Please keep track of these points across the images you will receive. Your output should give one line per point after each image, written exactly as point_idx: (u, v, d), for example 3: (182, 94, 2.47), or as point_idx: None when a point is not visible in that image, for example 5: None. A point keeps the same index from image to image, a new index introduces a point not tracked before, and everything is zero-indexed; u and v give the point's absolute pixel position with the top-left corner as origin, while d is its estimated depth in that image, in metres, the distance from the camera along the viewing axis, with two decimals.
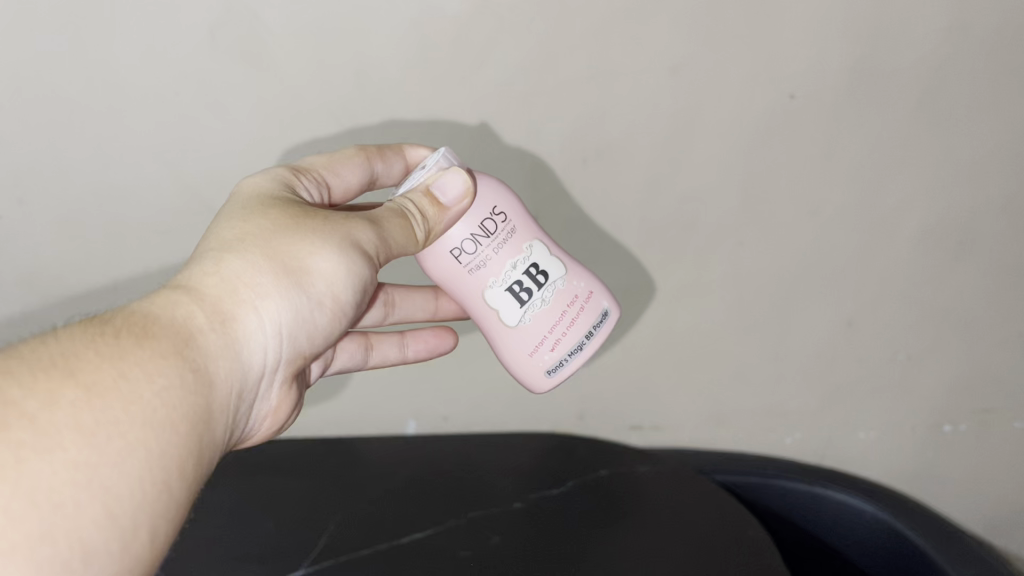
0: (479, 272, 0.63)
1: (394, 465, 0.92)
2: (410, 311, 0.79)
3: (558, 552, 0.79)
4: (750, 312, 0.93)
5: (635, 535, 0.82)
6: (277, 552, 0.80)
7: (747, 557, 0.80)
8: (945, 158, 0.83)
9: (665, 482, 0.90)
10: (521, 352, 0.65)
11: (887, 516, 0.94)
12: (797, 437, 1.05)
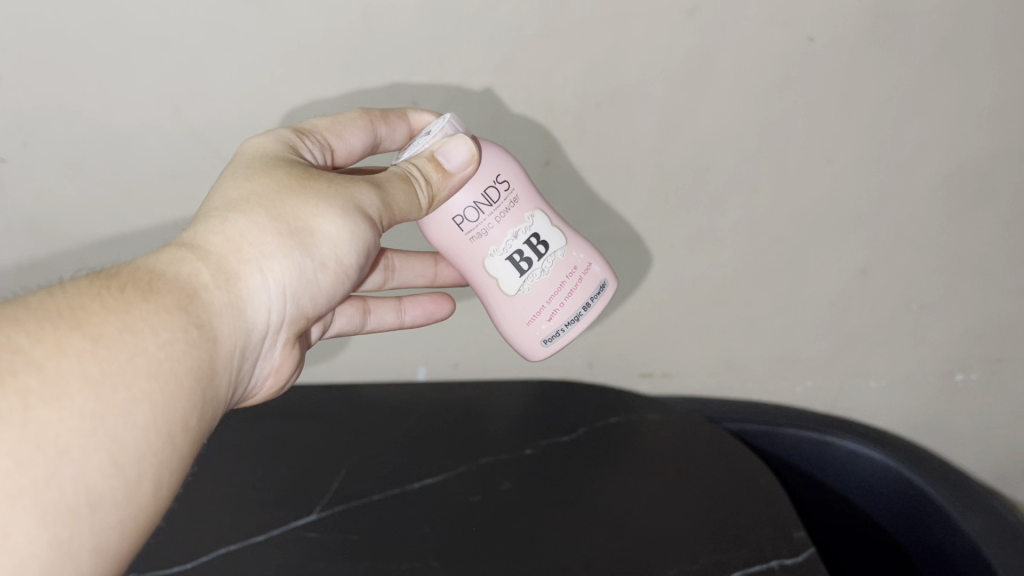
0: (480, 241, 0.62)
1: (403, 411, 0.93)
2: (410, 279, 0.79)
3: (569, 496, 0.80)
4: (762, 259, 0.93)
5: (646, 483, 0.82)
6: (289, 496, 0.81)
7: (757, 505, 0.79)
8: (967, 102, 0.81)
9: (676, 429, 0.90)
10: (519, 321, 0.65)
11: (898, 465, 0.95)
12: (808, 384, 1.06)
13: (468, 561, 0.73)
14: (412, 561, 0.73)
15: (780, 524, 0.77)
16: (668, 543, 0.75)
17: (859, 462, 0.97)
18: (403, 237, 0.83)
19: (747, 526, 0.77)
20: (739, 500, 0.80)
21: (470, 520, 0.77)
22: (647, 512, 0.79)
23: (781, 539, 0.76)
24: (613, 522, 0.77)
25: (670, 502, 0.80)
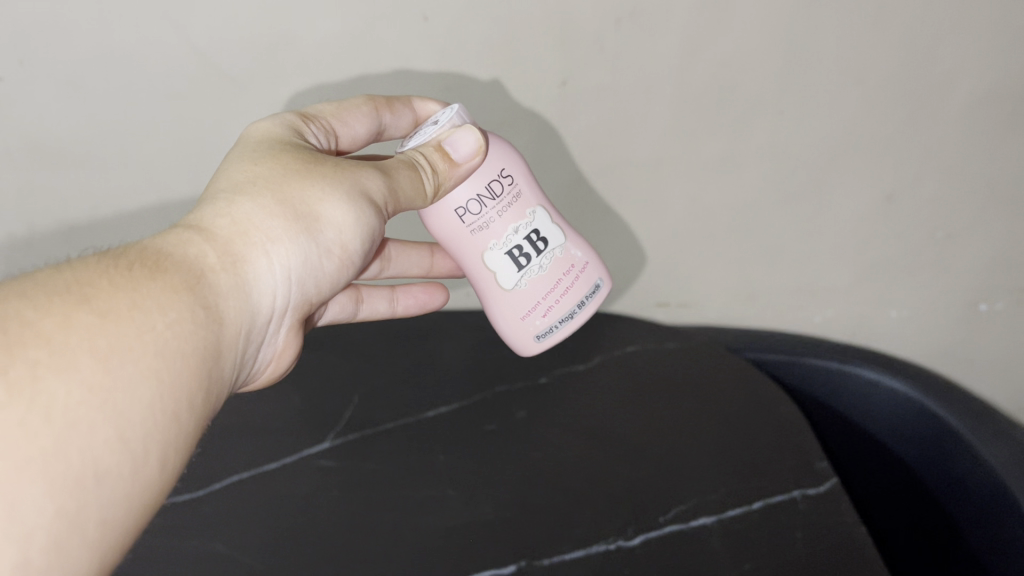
0: (480, 236, 0.62)
1: (416, 343, 0.93)
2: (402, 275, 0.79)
3: (585, 427, 0.80)
4: (784, 185, 0.90)
5: (662, 413, 0.82)
6: (303, 425, 0.81)
7: (777, 436, 0.78)
8: (1005, 20, 0.77)
9: (690, 362, 0.89)
10: (514, 314, 0.65)
11: (919, 395, 0.95)
12: (828, 314, 1.05)
13: (486, 488, 0.72)
14: (429, 488, 0.72)
15: (801, 455, 0.76)
16: (687, 473, 0.74)
17: (882, 392, 0.98)
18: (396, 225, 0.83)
19: (768, 456, 0.76)
20: (754, 430, 0.79)
21: (486, 449, 0.77)
22: (664, 443, 0.78)
23: (804, 470, 0.74)
24: (628, 453, 0.76)
25: (687, 433, 0.79)
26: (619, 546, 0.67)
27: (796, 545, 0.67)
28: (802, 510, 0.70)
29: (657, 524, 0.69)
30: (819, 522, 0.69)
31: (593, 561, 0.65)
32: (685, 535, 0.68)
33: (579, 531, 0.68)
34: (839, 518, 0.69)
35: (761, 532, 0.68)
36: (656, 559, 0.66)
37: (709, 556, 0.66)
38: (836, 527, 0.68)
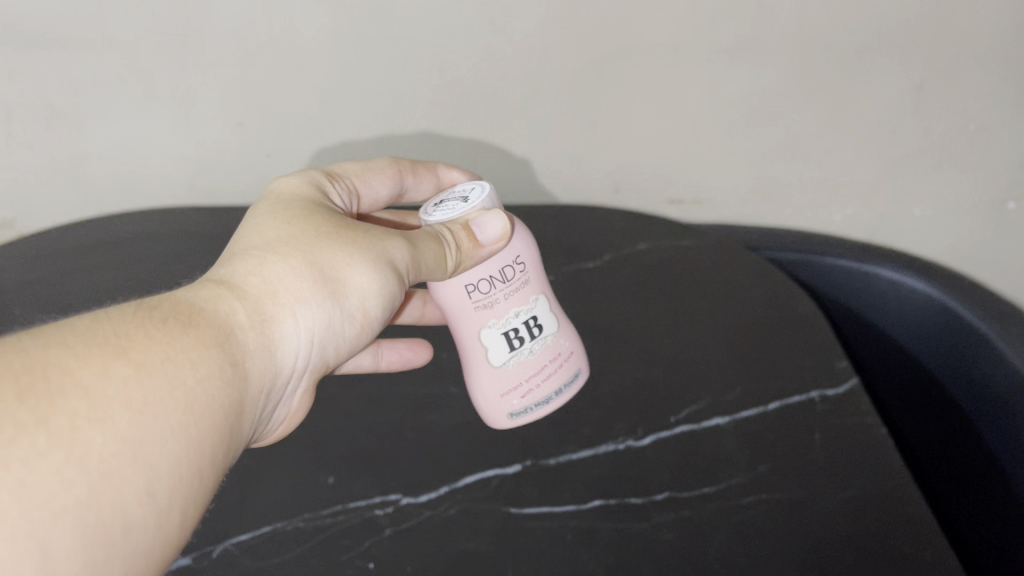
0: (481, 312, 0.66)
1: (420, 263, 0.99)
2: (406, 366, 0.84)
3: (607, 329, 0.89)
4: (809, 77, 0.95)
5: (677, 315, 0.89)
6: None
7: (793, 330, 0.84)
8: None
9: (706, 255, 0.96)
10: (495, 391, 0.68)
11: (944, 297, 0.95)
12: (848, 214, 1.12)
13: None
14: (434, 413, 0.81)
15: (824, 353, 0.81)
16: (704, 373, 0.82)
17: (899, 296, 0.99)
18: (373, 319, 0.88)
19: (783, 354, 0.82)
20: (775, 326, 0.85)
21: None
22: (681, 356, 0.84)
23: (822, 368, 0.79)
24: (649, 356, 0.85)
25: (710, 347, 0.85)
26: (628, 448, 0.75)
27: (814, 445, 0.72)
28: (821, 411, 0.75)
29: (668, 427, 0.77)
30: (840, 425, 0.73)
31: (605, 458, 0.74)
32: (700, 435, 0.75)
33: (588, 431, 0.77)
34: (856, 417, 0.74)
35: (775, 434, 0.74)
36: (661, 464, 0.73)
37: (725, 459, 0.73)
38: (854, 426, 0.73)
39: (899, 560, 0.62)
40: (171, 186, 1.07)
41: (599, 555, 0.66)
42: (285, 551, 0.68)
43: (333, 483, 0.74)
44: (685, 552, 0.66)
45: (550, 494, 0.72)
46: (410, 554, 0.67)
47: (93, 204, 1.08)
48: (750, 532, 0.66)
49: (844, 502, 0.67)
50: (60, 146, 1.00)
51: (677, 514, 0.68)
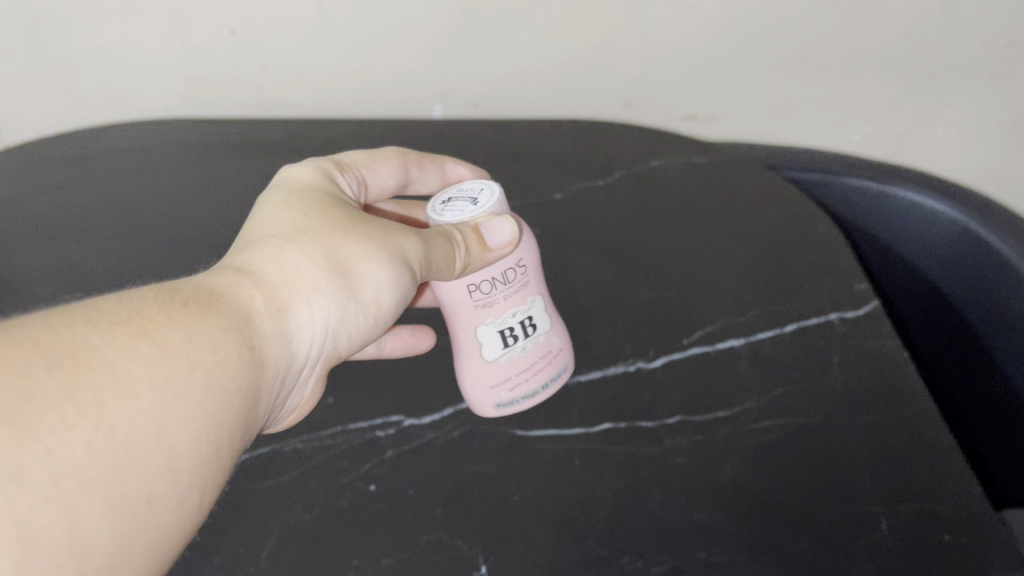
0: (477, 307, 0.63)
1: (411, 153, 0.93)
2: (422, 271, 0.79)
3: (609, 244, 0.82)
4: None
5: (697, 231, 0.83)
6: None
7: (809, 247, 0.79)
8: None
9: (721, 167, 0.90)
10: (480, 386, 0.65)
11: (964, 217, 0.85)
12: (867, 134, 1.09)
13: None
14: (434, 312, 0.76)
15: (837, 273, 0.76)
16: (719, 293, 0.75)
17: (915, 211, 0.89)
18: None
19: (801, 278, 0.76)
20: (797, 243, 0.80)
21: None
22: (697, 276, 0.78)
23: (840, 292, 0.74)
24: (654, 270, 0.78)
25: (721, 263, 0.79)
26: (639, 369, 0.69)
27: (835, 368, 0.67)
28: (840, 332, 0.70)
29: (678, 348, 0.70)
30: (862, 347, 0.69)
31: (613, 380, 0.68)
32: (712, 356, 0.69)
33: (595, 352, 0.71)
34: (879, 341, 0.69)
35: (793, 355, 0.69)
36: (675, 386, 0.67)
37: (739, 382, 0.67)
38: (879, 350, 0.68)
39: (922, 486, 0.59)
40: (162, 101, 1.00)
41: (607, 475, 0.61)
42: (286, 473, 0.62)
43: (331, 404, 0.67)
44: (700, 474, 0.61)
45: (566, 416, 0.66)
46: (417, 474, 0.61)
47: (79, 110, 1.01)
48: (763, 460, 0.61)
49: (865, 428, 0.63)
50: (27, 49, 0.93)
51: (688, 439, 0.63)
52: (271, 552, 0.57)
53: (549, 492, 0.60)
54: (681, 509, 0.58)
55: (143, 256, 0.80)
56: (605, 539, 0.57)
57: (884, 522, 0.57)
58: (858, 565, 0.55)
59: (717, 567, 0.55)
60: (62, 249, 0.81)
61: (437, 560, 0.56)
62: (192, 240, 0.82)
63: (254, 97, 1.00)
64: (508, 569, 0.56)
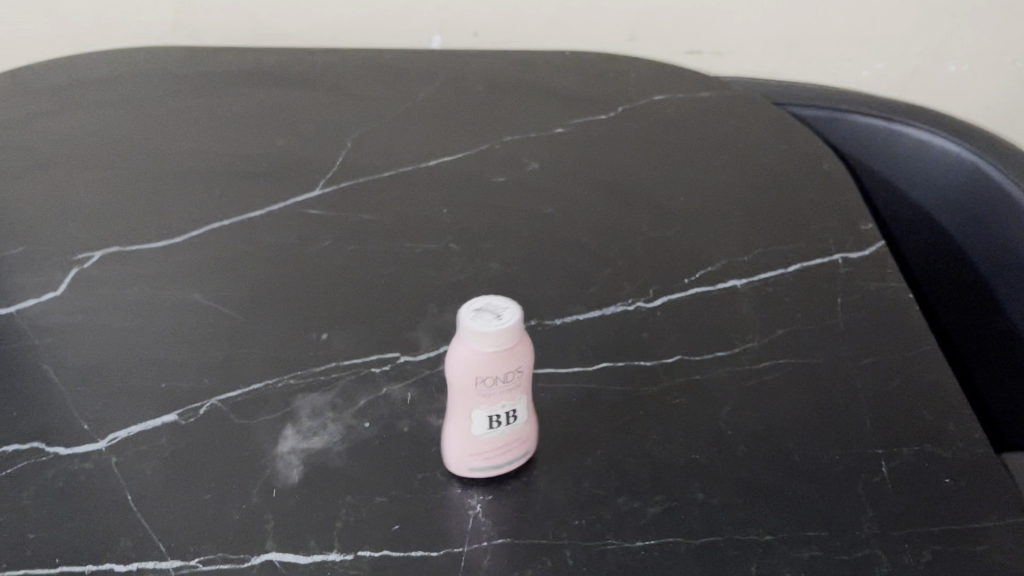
0: (479, 397, 0.52)
1: (413, 83, 0.90)
2: (419, 204, 0.77)
3: (609, 180, 0.80)
4: None
5: (701, 170, 0.81)
6: (283, 170, 0.80)
7: (816, 188, 0.79)
8: None
9: (722, 107, 0.88)
10: (454, 450, 0.55)
11: (973, 158, 0.84)
12: (877, 70, 1.06)
13: (500, 248, 0.73)
14: (429, 244, 0.73)
15: (844, 214, 0.75)
16: (722, 233, 0.74)
17: (922, 151, 0.88)
18: (368, 146, 0.83)
19: (806, 216, 0.75)
20: (802, 184, 0.79)
21: (510, 206, 0.77)
22: (700, 214, 0.76)
23: (847, 232, 0.74)
24: (655, 207, 0.77)
25: (726, 200, 0.77)
26: (637, 309, 0.67)
27: (836, 309, 0.66)
28: (842, 274, 0.70)
29: (678, 287, 0.69)
30: (863, 289, 0.68)
31: (612, 319, 0.66)
32: (712, 296, 0.68)
33: (595, 291, 0.69)
34: (880, 284, 0.69)
35: (795, 295, 0.68)
36: (676, 325, 0.66)
37: (739, 322, 0.66)
38: (880, 293, 0.68)
39: (922, 431, 0.58)
40: (153, 25, 0.97)
41: (603, 415, 0.60)
42: (279, 409, 0.60)
43: (325, 340, 0.65)
44: (698, 414, 0.60)
45: (564, 355, 0.64)
46: (413, 412, 0.60)
47: (70, 39, 0.98)
48: (761, 401, 0.60)
49: (866, 374, 0.62)
50: None
51: (686, 379, 0.62)
52: (263, 488, 0.56)
53: (545, 431, 0.59)
54: (679, 450, 0.58)
55: (136, 185, 0.78)
56: (601, 479, 0.56)
57: (884, 466, 0.56)
58: (858, 507, 0.54)
59: (714, 507, 0.55)
60: (54, 176, 0.79)
61: (431, 498, 0.55)
62: (187, 170, 0.80)
63: (249, 26, 0.98)
64: (503, 512, 0.55)
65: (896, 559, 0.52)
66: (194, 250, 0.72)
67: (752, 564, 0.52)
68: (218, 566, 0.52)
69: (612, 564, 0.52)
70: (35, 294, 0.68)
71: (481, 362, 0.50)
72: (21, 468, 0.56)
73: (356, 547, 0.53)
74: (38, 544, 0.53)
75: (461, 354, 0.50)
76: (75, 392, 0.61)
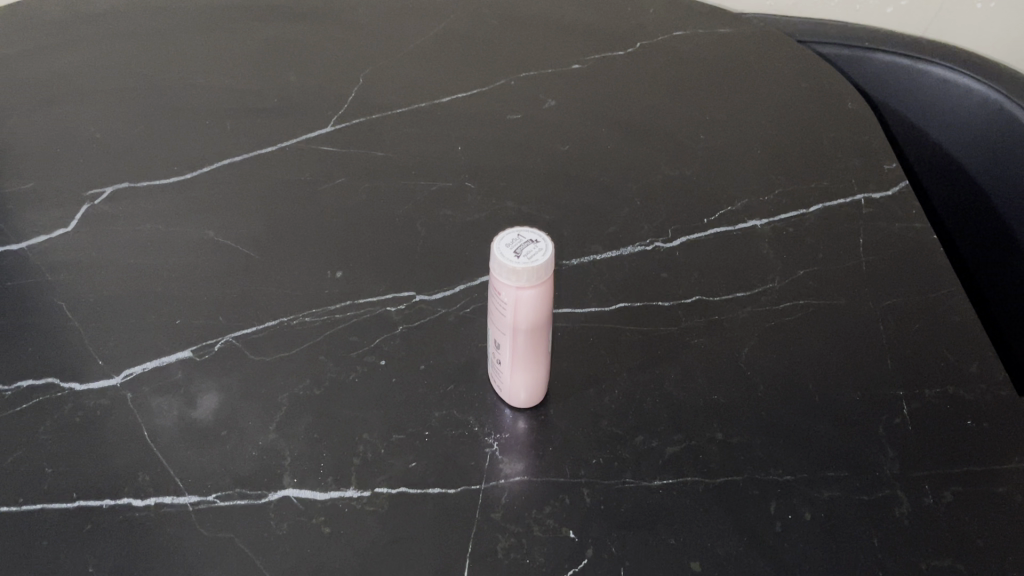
0: (542, 324, 0.51)
1: (427, 19, 0.89)
2: (434, 141, 0.76)
3: (628, 118, 0.78)
4: None
5: (722, 108, 0.79)
6: (295, 105, 0.79)
7: (839, 127, 0.77)
8: None
9: (742, 44, 0.87)
10: (520, 384, 0.55)
11: (999, 97, 0.82)
12: (900, 7, 1.04)
13: (516, 186, 0.72)
14: (445, 181, 0.72)
15: (867, 153, 0.74)
16: (743, 173, 0.73)
17: (947, 89, 0.86)
18: (382, 82, 0.81)
19: (829, 155, 0.74)
20: (826, 124, 0.77)
21: (528, 143, 0.76)
22: (720, 153, 0.75)
23: (871, 172, 0.72)
24: (675, 146, 0.75)
25: (746, 139, 0.76)
26: (657, 249, 0.66)
27: (859, 250, 0.66)
28: (865, 215, 0.68)
29: (698, 227, 0.68)
30: (886, 230, 0.67)
31: (631, 259, 0.65)
32: (732, 236, 0.67)
33: (613, 231, 0.68)
34: (904, 225, 0.68)
35: (816, 235, 0.67)
36: (696, 265, 0.65)
37: (760, 262, 0.65)
38: (903, 234, 0.67)
39: (944, 372, 0.58)
40: None
41: (621, 354, 0.59)
42: (295, 345, 0.60)
43: (340, 277, 0.64)
44: (718, 353, 0.59)
45: (581, 295, 0.63)
46: (429, 350, 0.60)
47: None
48: (781, 342, 0.60)
49: (888, 315, 0.61)
50: None
51: (705, 320, 0.61)
52: (279, 423, 0.55)
53: (563, 370, 0.58)
54: (698, 390, 0.57)
55: (145, 119, 0.77)
56: (619, 418, 0.56)
57: (906, 407, 0.56)
58: (879, 448, 0.54)
59: (733, 447, 0.54)
60: (62, 110, 0.78)
61: (448, 436, 0.55)
62: (198, 105, 0.79)
63: None
64: (520, 450, 0.54)
65: (915, 500, 0.52)
66: (206, 186, 0.71)
67: (771, 504, 0.52)
68: (235, 501, 0.52)
69: (630, 503, 0.52)
70: (46, 228, 0.67)
71: (539, 300, 0.49)
72: (37, 402, 0.56)
73: (374, 484, 0.53)
74: (56, 478, 0.53)
75: (531, 293, 0.49)
76: (89, 327, 0.61)
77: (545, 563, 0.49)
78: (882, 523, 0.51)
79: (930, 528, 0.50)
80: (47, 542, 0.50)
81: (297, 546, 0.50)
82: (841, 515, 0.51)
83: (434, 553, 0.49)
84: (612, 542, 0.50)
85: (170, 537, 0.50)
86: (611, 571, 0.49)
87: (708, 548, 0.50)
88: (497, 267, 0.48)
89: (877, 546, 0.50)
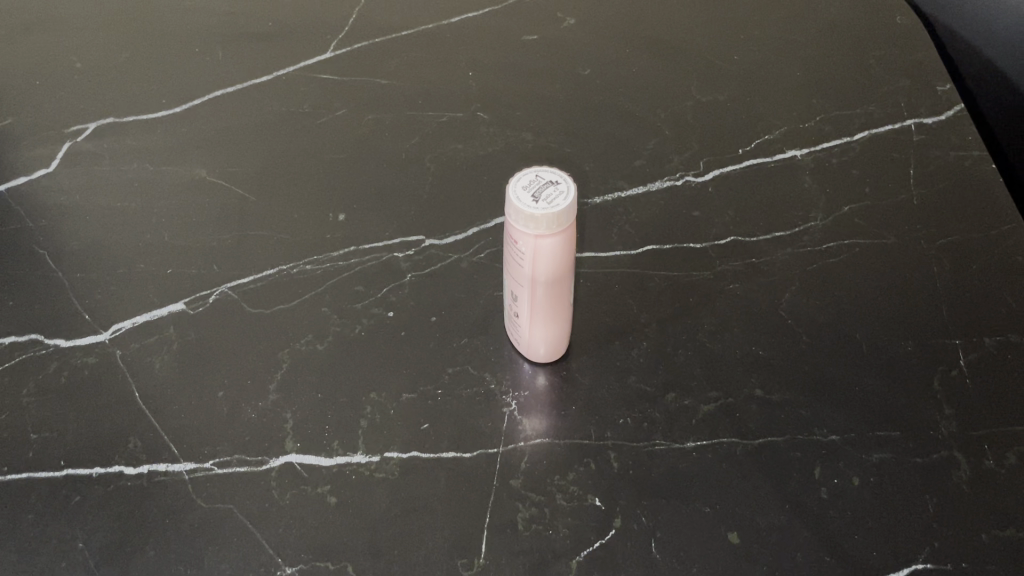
0: (561, 277, 0.46)
1: None
2: (443, 67, 0.70)
3: (655, 37, 0.72)
4: None
5: (758, 25, 0.72)
6: (292, 29, 0.72)
7: (888, 45, 0.71)
8: None
9: None
10: (540, 336, 0.50)
11: None
12: None
13: (532, 116, 0.66)
14: (455, 112, 0.66)
15: (919, 75, 0.67)
16: (782, 98, 0.66)
17: None
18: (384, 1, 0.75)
19: (877, 78, 0.68)
20: (872, 42, 0.71)
21: (546, 68, 0.69)
22: (757, 76, 0.68)
23: (922, 94, 0.66)
24: (707, 68, 0.69)
25: (784, 60, 0.70)
26: (687, 184, 0.61)
27: (909, 184, 0.60)
28: (916, 144, 0.63)
29: (733, 159, 0.62)
30: (941, 160, 0.61)
31: (659, 197, 0.60)
32: (770, 169, 0.61)
33: (639, 165, 0.62)
34: (960, 153, 0.62)
35: (864, 168, 0.61)
36: (732, 202, 0.60)
37: (801, 198, 0.59)
38: (960, 163, 0.61)
39: (1005, 319, 0.53)
40: None
41: (649, 304, 0.54)
42: (295, 297, 0.55)
43: (343, 221, 0.59)
44: (756, 301, 0.54)
45: (606, 238, 0.58)
46: (440, 301, 0.55)
47: None
48: (825, 286, 0.55)
49: (942, 256, 0.56)
50: None
51: (742, 263, 0.56)
52: (279, 382, 0.51)
53: (587, 322, 0.54)
54: (735, 340, 0.52)
55: (130, 50, 0.71)
56: (649, 374, 0.51)
57: (963, 358, 0.51)
58: (934, 403, 0.49)
59: (773, 404, 0.50)
60: (42, 42, 0.72)
61: (463, 396, 0.51)
62: (187, 31, 0.73)
63: None
64: (539, 410, 0.50)
65: (974, 462, 0.47)
66: (197, 120, 0.66)
67: (815, 467, 0.47)
68: (234, 469, 0.48)
69: (662, 468, 0.47)
70: (25, 170, 0.63)
71: (558, 250, 0.44)
72: (20, 361, 0.52)
73: (383, 448, 0.48)
74: (42, 444, 0.49)
75: (550, 242, 0.44)
76: (75, 279, 0.56)
77: (570, 536, 0.45)
78: (938, 489, 0.46)
79: (991, 494, 0.46)
80: (34, 514, 0.46)
81: (302, 516, 0.46)
82: (892, 479, 0.47)
83: (449, 525, 0.45)
84: (642, 511, 0.46)
85: (165, 508, 0.46)
86: (641, 543, 0.45)
87: (749, 518, 0.45)
88: (512, 212, 0.43)
89: (932, 513, 0.45)
